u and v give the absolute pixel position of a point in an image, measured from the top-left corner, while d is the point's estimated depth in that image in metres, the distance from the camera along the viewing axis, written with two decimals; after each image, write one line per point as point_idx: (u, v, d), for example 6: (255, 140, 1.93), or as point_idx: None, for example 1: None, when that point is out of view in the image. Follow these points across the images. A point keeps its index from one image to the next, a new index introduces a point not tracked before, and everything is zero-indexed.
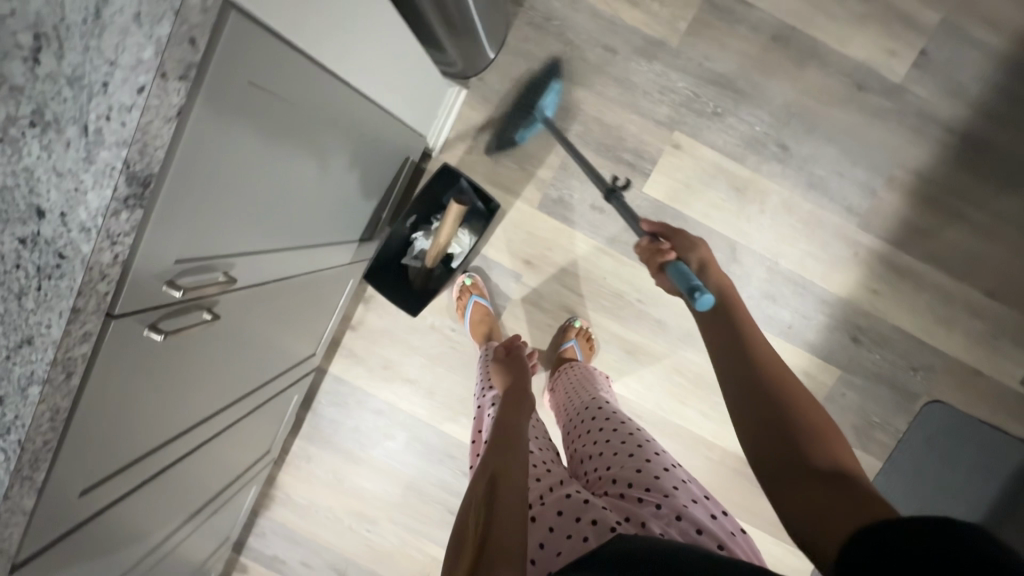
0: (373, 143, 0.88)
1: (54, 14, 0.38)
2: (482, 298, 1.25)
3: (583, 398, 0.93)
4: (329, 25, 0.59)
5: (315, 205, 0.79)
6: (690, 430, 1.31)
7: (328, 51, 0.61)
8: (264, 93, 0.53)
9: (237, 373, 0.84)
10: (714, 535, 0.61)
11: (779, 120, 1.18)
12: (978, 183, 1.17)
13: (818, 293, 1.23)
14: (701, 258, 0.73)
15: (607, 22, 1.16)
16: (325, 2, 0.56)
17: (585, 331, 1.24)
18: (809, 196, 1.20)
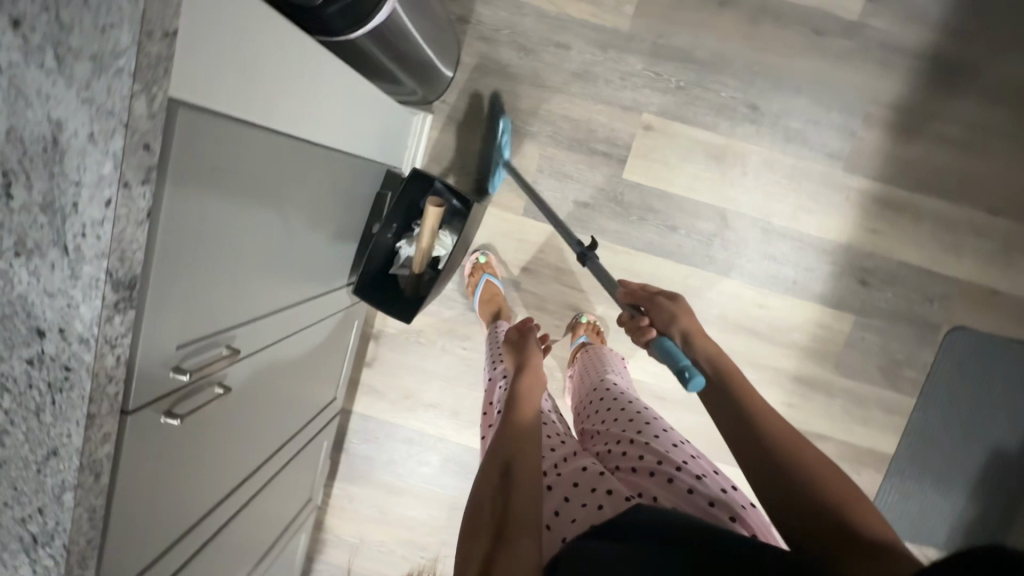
0: (347, 187, 0.91)
1: (16, 150, 0.40)
2: (494, 277, 1.23)
3: (593, 381, 0.93)
4: (281, 91, 0.61)
5: (302, 259, 0.82)
6: None
7: (285, 113, 0.64)
8: (230, 169, 0.55)
9: (263, 435, 0.87)
10: (725, 507, 0.62)
11: (743, 81, 1.18)
12: (956, 103, 1.16)
13: (817, 243, 1.22)
14: (683, 331, 0.74)
15: (555, 21, 1.17)
16: (271, 71, 0.58)
17: (593, 324, 1.23)
18: (789, 150, 1.20)
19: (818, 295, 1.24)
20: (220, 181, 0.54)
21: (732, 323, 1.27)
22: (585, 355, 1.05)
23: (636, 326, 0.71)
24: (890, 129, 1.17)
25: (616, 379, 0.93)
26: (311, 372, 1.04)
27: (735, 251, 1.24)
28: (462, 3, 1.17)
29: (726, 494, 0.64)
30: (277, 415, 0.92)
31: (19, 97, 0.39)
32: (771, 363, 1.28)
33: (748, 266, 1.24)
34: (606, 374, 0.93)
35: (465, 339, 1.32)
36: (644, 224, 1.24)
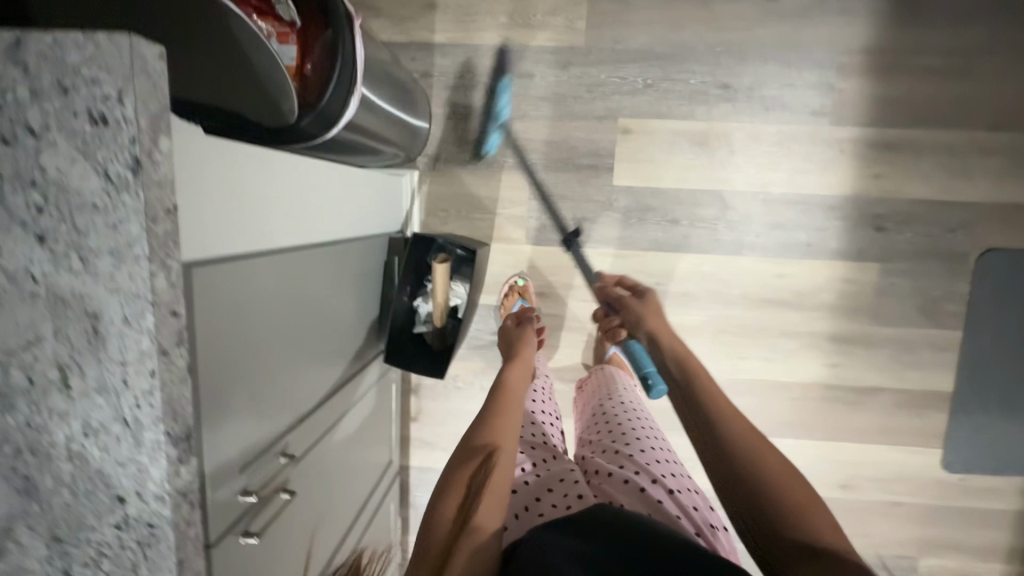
0: (356, 268, 0.95)
1: (66, 346, 0.45)
2: (528, 303, 1.25)
3: (598, 399, 0.99)
4: (280, 216, 0.67)
5: (331, 346, 0.86)
6: (760, 379, 1.30)
7: (286, 233, 0.69)
8: (254, 303, 0.60)
9: (333, 516, 0.91)
10: (692, 524, 0.69)
11: (709, 64, 1.18)
12: (928, 32, 1.14)
13: (822, 202, 1.21)
14: (649, 331, 0.81)
15: (512, 54, 1.20)
16: (269, 203, 0.64)
17: None
18: (771, 118, 1.19)
19: (835, 251, 1.23)
20: (247, 314, 0.59)
21: (757, 299, 1.26)
22: (593, 376, 1.10)
23: (611, 326, 0.91)
24: (867, 72, 1.16)
25: (623, 396, 0.98)
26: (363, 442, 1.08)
27: (743, 228, 1.24)
28: (421, 60, 1.21)
29: (696, 514, 0.71)
30: (341, 492, 0.95)
31: (57, 300, 0.44)
32: (805, 329, 1.27)
33: (759, 240, 1.24)
34: (614, 393, 0.99)
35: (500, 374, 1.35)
36: (646, 223, 1.25)
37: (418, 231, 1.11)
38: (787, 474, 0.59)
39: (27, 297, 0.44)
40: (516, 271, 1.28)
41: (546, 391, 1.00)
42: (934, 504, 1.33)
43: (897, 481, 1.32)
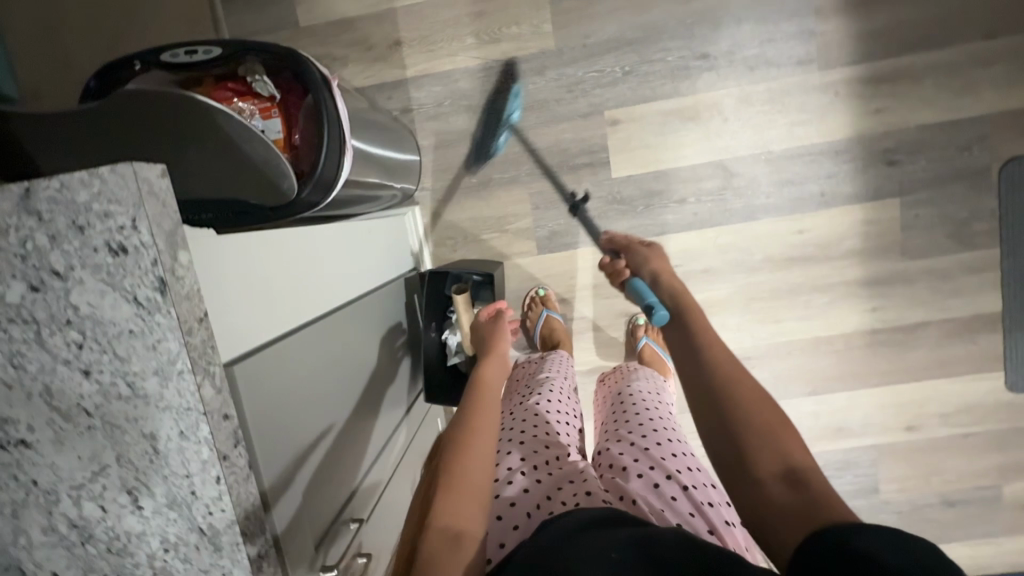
0: (379, 317, 0.96)
1: (131, 470, 0.46)
2: (554, 311, 1.23)
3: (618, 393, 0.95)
4: (292, 289, 0.67)
5: (374, 403, 0.87)
6: (801, 339, 1.28)
7: (302, 304, 0.70)
8: (291, 383, 0.61)
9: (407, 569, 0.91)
10: (708, 521, 0.68)
11: (683, 36, 1.16)
12: None
13: (826, 149, 1.19)
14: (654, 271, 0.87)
15: (486, 72, 1.20)
16: (279, 280, 0.64)
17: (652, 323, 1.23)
18: (757, 77, 1.17)
19: (850, 195, 1.20)
20: (290, 409, 0.59)
21: (781, 259, 1.24)
22: (616, 369, 1.06)
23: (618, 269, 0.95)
24: (845, 10, 1.13)
25: (641, 385, 0.97)
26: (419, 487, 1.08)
27: (752, 193, 1.22)
28: (398, 98, 1.22)
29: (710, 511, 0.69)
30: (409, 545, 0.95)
31: (112, 427, 0.45)
32: (836, 279, 1.24)
33: (771, 200, 1.21)
34: (630, 382, 0.98)
35: None
36: (653, 208, 1.24)
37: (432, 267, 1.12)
38: (761, 402, 0.58)
39: (84, 431, 0.45)
40: (534, 283, 1.27)
41: (560, 387, 0.97)
42: (1008, 427, 1.28)
43: (963, 412, 1.29)
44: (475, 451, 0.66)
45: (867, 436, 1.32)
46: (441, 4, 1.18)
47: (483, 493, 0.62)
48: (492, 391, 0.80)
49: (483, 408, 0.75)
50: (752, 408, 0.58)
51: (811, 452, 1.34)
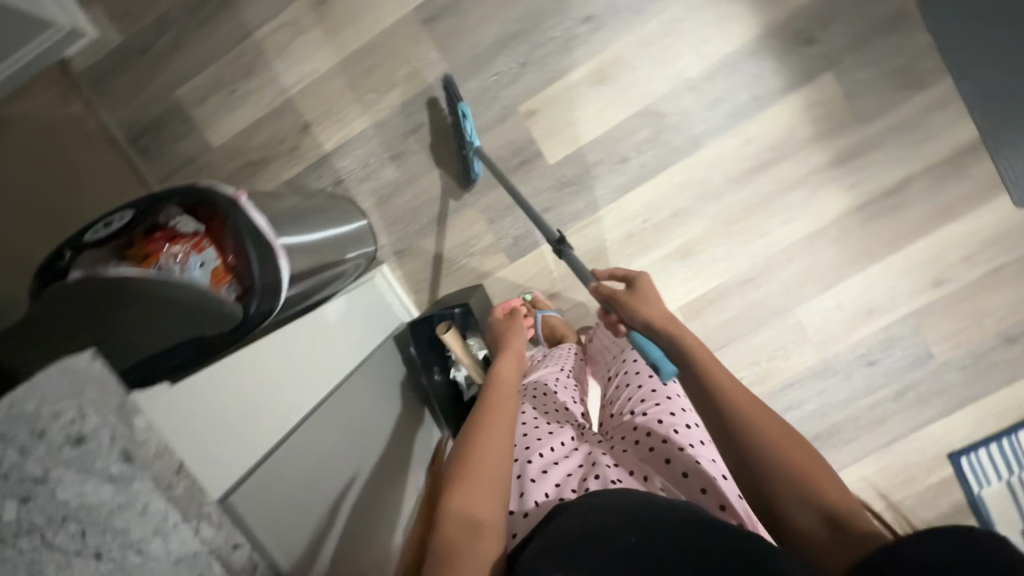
0: (374, 382, 1.00)
1: None
2: (548, 308, 1.24)
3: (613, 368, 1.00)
4: (271, 393, 0.73)
5: (392, 464, 0.93)
6: (792, 242, 1.25)
7: (288, 403, 0.75)
8: (296, 478, 0.67)
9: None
10: (716, 496, 0.72)
11: (561, 8, 1.16)
12: None
13: (741, 55, 1.17)
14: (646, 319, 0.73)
15: (396, 118, 1.23)
16: (253, 389, 0.69)
17: None
18: (645, 16, 1.16)
19: (781, 87, 1.18)
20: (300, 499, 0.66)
21: (741, 174, 1.22)
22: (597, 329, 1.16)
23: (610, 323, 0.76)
24: None
25: None
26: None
27: (686, 125, 1.20)
28: (326, 174, 1.26)
29: (721, 484, 0.73)
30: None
31: None
32: (803, 171, 1.21)
33: (707, 125, 1.20)
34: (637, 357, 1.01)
35: None
36: (601, 177, 1.24)
37: (414, 317, 1.13)
38: (795, 457, 0.59)
39: None
40: (522, 288, 1.28)
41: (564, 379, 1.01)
42: None
43: (985, 249, 1.23)
44: (497, 440, 0.72)
45: (899, 308, 1.27)
46: (332, 75, 1.22)
47: (501, 483, 0.68)
48: (509, 387, 0.85)
49: (504, 405, 0.81)
50: (792, 460, 0.59)
51: (848, 345, 1.30)
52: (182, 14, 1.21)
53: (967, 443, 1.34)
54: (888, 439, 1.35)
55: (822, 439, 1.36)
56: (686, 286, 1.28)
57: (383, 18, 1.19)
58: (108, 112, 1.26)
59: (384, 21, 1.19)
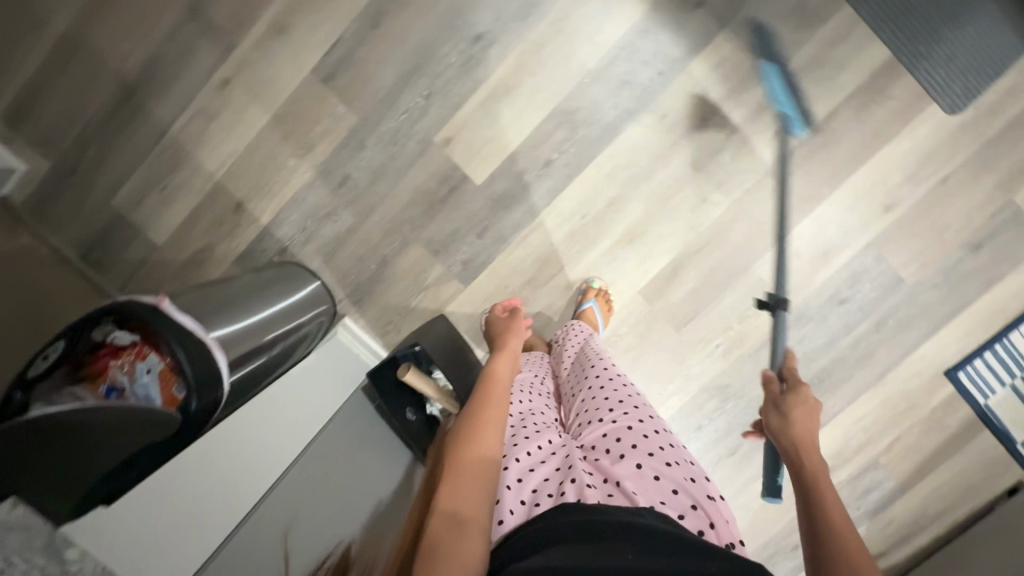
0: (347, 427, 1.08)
1: None
2: None
3: (581, 375, 1.02)
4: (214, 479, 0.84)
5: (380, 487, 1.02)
6: (732, 201, 1.25)
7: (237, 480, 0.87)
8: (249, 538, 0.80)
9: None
10: (687, 497, 0.77)
11: (450, 34, 1.19)
12: None
13: (635, 36, 1.18)
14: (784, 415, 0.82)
15: (322, 175, 1.26)
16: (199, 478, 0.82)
17: (601, 292, 1.26)
18: (533, 20, 1.18)
19: (681, 57, 1.19)
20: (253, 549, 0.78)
21: (665, 148, 1.23)
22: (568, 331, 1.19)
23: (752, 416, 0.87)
24: None
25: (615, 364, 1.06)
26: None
27: (599, 113, 1.22)
28: (270, 244, 1.29)
29: (690, 486, 0.79)
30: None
31: None
32: (724, 131, 1.22)
33: (620, 108, 1.21)
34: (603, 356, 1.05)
35: None
36: (530, 184, 1.25)
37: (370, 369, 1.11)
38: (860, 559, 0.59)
39: None
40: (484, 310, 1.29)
41: (536, 384, 1.03)
42: (975, 148, 1.22)
43: (925, 164, 1.22)
44: (489, 442, 0.74)
45: (855, 240, 1.26)
46: (252, 150, 1.25)
47: (490, 488, 0.69)
48: (501, 387, 0.86)
49: (493, 407, 0.80)
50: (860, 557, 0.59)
51: (816, 288, 1.29)
52: (98, 127, 1.25)
53: (961, 357, 1.31)
54: (882, 371, 1.33)
55: (816, 387, 1.34)
56: (641, 268, 1.29)
57: (286, 85, 1.22)
58: (58, 236, 1.30)
59: (287, 87, 1.22)
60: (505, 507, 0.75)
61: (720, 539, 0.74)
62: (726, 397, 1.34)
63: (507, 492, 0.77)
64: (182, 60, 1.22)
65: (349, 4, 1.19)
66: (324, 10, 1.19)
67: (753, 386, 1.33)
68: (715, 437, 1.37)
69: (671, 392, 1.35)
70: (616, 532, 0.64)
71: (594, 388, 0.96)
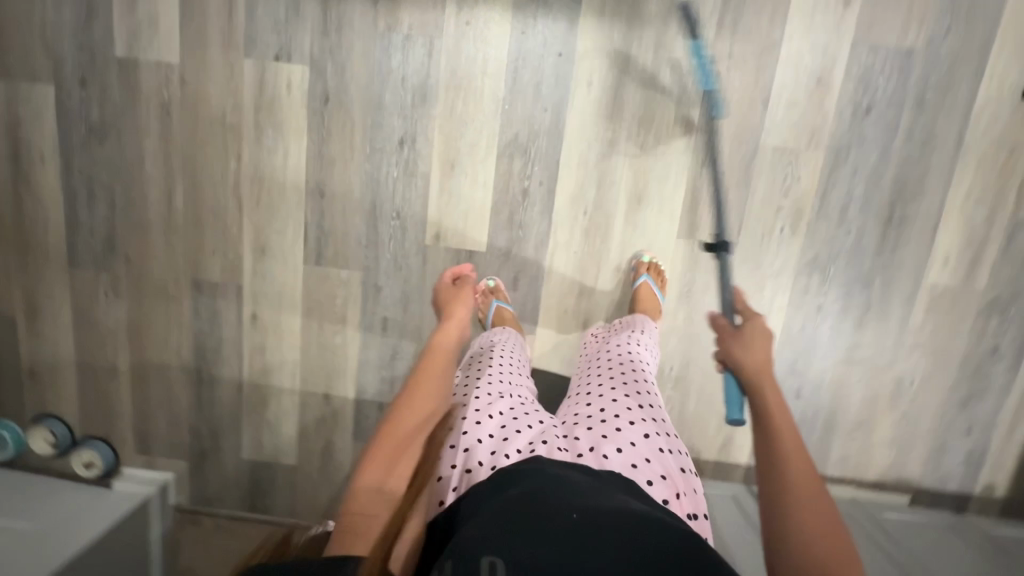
0: None
1: None
2: (502, 300, 1.29)
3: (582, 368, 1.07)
4: None
5: None
6: (700, 104, 1.21)
7: None
8: None
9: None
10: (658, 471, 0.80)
11: (380, 156, 1.26)
12: None
13: (517, 44, 1.20)
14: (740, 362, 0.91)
15: (367, 331, 1.36)
16: None
17: (653, 265, 1.25)
18: (432, 96, 1.23)
19: (568, 27, 1.19)
20: None
21: (611, 109, 1.22)
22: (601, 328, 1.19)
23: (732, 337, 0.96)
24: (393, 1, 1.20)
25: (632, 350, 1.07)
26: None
27: (536, 123, 1.23)
28: (370, 408, 1.41)
29: (659, 461, 0.81)
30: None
31: None
32: (649, 56, 1.19)
33: (549, 106, 1.22)
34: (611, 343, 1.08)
35: (665, 369, 1.34)
36: (524, 219, 1.28)
37: None
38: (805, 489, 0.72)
39: None
40: (481, 278, 1.32)
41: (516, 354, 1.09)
42: None
43: None
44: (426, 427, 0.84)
45: (838, 51, 1.17)
46: (308, 350, 1.38)
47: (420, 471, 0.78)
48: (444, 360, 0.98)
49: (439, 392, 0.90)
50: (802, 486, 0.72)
51: (835, 117, 1.20)
52: (196, 413, 1.43)
53: None
54: (957, 140, 1.20)
55: (904, 199, 1.23)
56: (664, 216, 1.26)
57: (295, 285, 1.35)
58: (226, 506, 1.47)
59: (297, 286, 1.35)
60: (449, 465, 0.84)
61: (683, 510, 0.78)
62: (824, 266, 1.27)
63: (472, 453, 0.83)
64: (216, 322, 1.38)
65: (295, 193, 1.30)
66: (280, 212, 1.31)
67: (841, 240, 1.26)
68: (842, 307, 1.29)
69: (771, 297, 1.29)
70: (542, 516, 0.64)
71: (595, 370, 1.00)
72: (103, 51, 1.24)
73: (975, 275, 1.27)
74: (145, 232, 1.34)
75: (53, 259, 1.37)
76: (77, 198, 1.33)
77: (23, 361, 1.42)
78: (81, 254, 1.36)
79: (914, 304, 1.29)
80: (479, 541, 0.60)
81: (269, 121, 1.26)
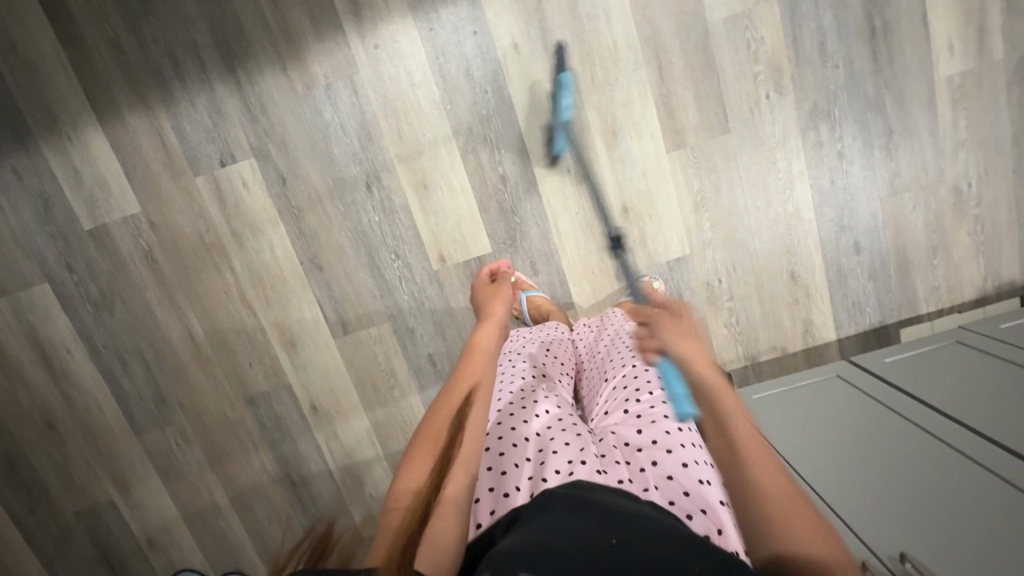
0: None
1: None
2: (530, 288, 1.26)
3: (604, 360, 1.00)
4: None
5: None
6: (631, 15, 1.15)
7: None
8: None
9: (847, 519, 0.89)
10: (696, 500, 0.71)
11: (356, 209, 1.25)
12: (251, 17, 1.17)
13: (431, 43, 1.17)
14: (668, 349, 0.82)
15: (419, 373, 1.36)
16: None
17: (653, 290, 1.24)
18: (376, 129, 1.21)
19: (471, 4, 1.15)
20: None
21: (547, 61, 1.17)
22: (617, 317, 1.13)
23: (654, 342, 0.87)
24: (300, 59, 1.18)
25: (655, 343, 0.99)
26: (774, 428, 1.09)
27: (482, 107, 1.20)
28: None
29: (705, 486, 0.72)
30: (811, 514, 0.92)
31: None
32: None
33: (487, 87, 1.18)
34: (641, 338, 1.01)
35: (713, 283, 1.28)
36: (514, 203, 1.25)
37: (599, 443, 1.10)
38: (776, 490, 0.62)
39: None
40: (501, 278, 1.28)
41: (543, 357, 1.02)
42: None
43: None
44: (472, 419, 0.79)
45: None
46: (374, 415, 1.39)
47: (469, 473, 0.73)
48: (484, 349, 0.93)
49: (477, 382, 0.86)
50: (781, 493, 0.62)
51: None
52: (303, 515, 1.45)
53: None
54: None
55: (877, 9, 1.14)
56: (646, 136, 1.20)
57: (336, 361, 1.36)
58: None
59: (338, 361, 1.36)
60: (484, 486, 0.75)
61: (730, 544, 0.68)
62: (828, 112, 1.19)
63: (509, 476, 0.75)
64: (283, 427, 1.41)
65: (297, 278, 1.30)
66: (292, 301, 1.32)
67: (832, 78, 1.17)
68: (864, 142, 1.20)
69: (787, 165, 1.21)
70: (579, 536, 0.57)
71: (627, 375, 0.91)
72: (74, 231, 1.28)
73: (989, 46, 1.15)
74: (185, 374, 1.38)
75: (119, 434, 1.42)
76: (113, 371, 1.37)
77: (137, 535, 1.47)
78: (140, 418, 1.41)
79: (937, 105, 1.18)
80: (519, 553, 0.53)
81: (242, 224, 1.27)
